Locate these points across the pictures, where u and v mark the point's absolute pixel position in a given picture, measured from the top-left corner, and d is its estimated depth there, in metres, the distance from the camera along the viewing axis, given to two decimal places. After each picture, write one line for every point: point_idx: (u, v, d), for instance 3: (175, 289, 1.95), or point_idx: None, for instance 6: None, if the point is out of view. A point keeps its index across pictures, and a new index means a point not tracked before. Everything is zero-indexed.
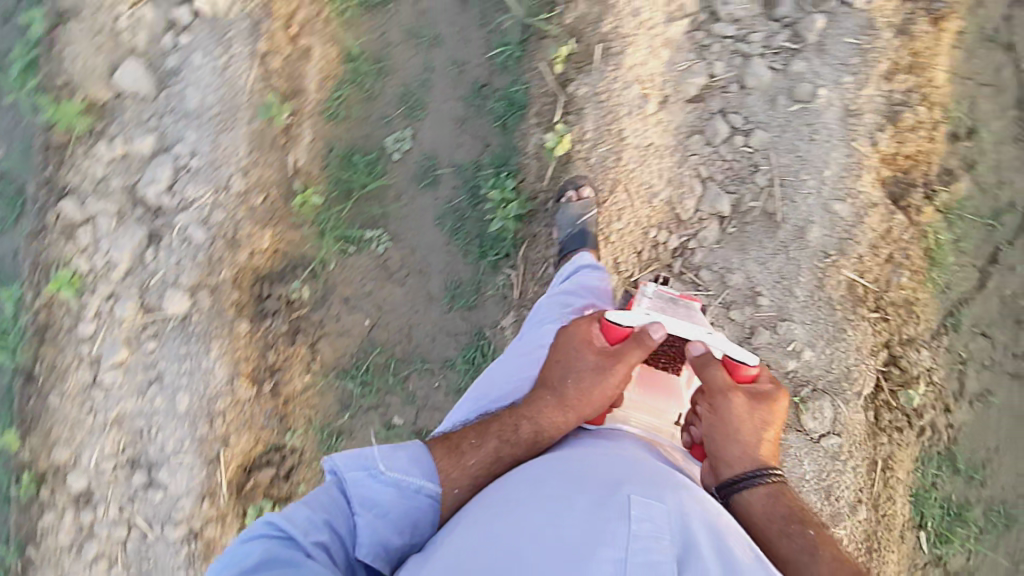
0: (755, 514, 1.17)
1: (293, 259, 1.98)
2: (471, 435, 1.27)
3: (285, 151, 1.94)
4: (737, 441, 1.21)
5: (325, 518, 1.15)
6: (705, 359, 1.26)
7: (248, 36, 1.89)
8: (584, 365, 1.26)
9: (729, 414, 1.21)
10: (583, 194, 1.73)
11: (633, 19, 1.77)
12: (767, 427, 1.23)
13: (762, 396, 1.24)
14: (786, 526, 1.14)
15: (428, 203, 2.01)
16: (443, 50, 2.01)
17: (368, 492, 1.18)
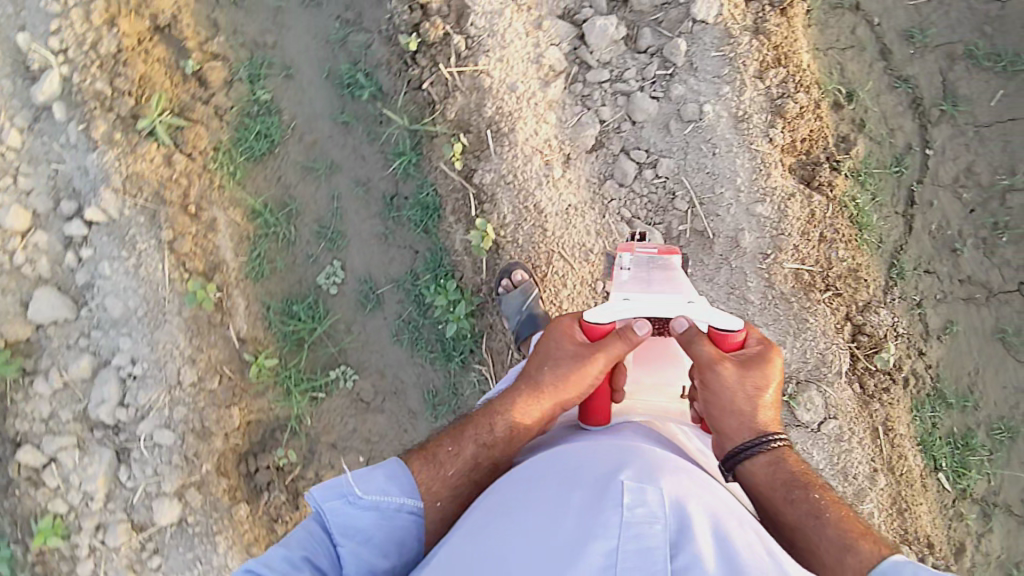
0: (760, 479, 1.25)
1: (269, 425, 1.94)
2: (449, 442, 1.35)
3: (224, 327, 1.89)
4: (733, 414, 1.26)
5: (304, 555, 1.22)
6: (692, 334, 1.25)
7: (148, 229, 1.87)
8: (562, 357, 1.33)
9: (722, 386, 1.24)
10: (517, 279, 1.76)
11: (511, 95, 1.81)
12: (764, 394, 1.26)
13: (753, 363, 1.26)
14: (791, 492, 1.23)
15: (381, 324, 2.01)
16: (343, 175, 2.02)
17: (347, 519, 1.23)
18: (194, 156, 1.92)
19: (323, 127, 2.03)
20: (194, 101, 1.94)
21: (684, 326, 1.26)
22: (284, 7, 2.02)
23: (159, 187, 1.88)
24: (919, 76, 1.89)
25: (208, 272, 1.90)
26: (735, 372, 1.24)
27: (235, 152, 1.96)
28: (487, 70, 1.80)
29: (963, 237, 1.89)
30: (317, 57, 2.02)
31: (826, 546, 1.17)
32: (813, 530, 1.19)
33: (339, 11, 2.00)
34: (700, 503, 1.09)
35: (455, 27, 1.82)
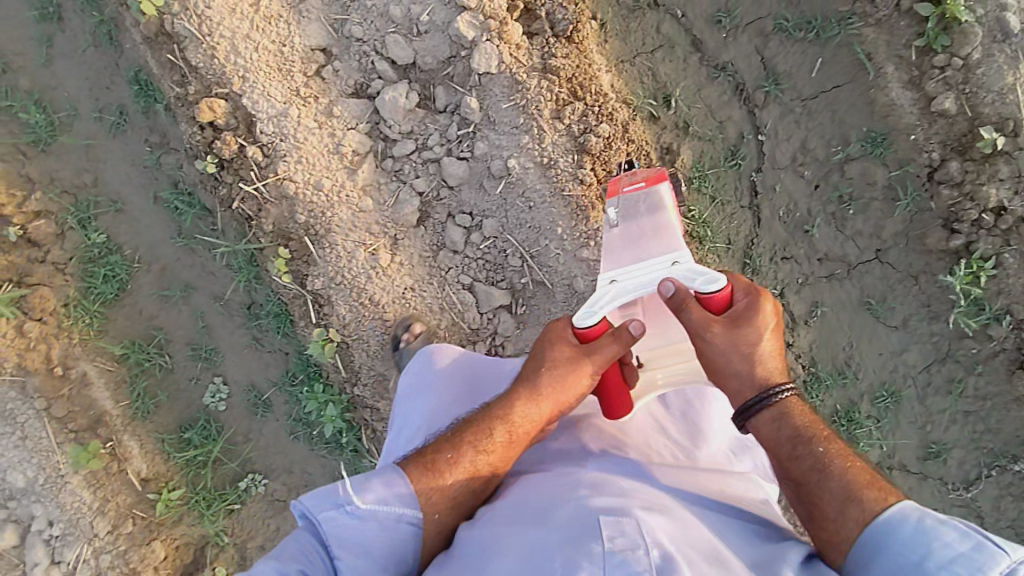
0: (765, 435, 1.19)
1: (195, 545, 2.05)
2: (447, 449, 1.22)
3: (121, 471, 1.99)
4: (734, 376, 1.19)
5: (301, 569, 1.07)
6: (681, 300, 1.18)
7: (26, 400, 1.95)
8: (558, 360, 1.24)
9: (720, 354, 1.19)
10: (415, 331, 1.76)
11: (320, 192, 1.78)
12: (760, 350, 1.19)
13: (745, 321, 1.19)
14: (796, 448, 1.16)
15: (276, 426, 2.06)
16: (199, 293, 2.04)
17: (344, 531, 1.09)
18: (45, 318, 1.96)
19: (168, 251, 2.02)
20: (31, 263, 1.96)
21: (672, 290, 1.19)
22: (93, 143, 1.99)
23: (19, 359, 1.93)
24: (737, 60, 1.76)
25: (94, 426, 1.98)
26: (728, 335, 1.18)
27: (87, 302, 2.00)
28: (287, 176, 1.77)
29: (813, 215, 1.79)
30: (141, 184, 1.99)
31: (829, 498, 1.11)
32: (816, 481, 1.13)
33: (144, 134, 1.96)
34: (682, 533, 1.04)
35: (248, 137, 1.77)
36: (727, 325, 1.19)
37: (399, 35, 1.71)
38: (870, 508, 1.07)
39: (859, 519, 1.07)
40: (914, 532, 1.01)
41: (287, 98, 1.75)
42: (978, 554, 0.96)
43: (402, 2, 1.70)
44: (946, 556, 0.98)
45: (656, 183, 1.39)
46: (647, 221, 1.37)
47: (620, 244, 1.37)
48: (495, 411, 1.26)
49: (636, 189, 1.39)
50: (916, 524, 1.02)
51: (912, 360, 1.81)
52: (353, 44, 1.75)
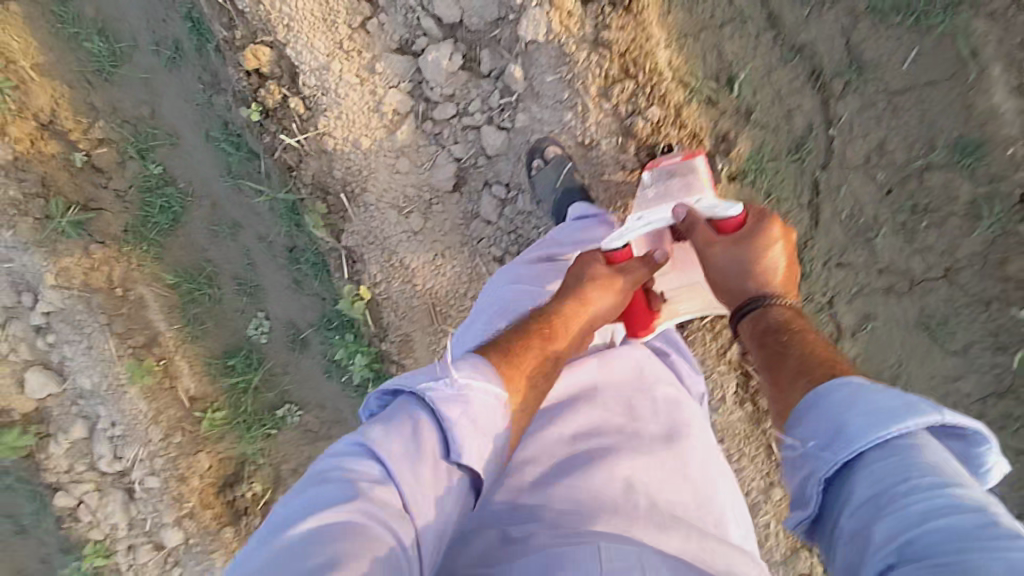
0: (745, 333, 1.14)
1: (237, 459, 2.24)
2: (516, 336, 1.11)
3: (172, 387, 2.17)
4: (727, 287, 1.17)
5: (408, 442, 0.86)
6: (685, 223, 1.21)
7: (90, 314, 2.10)
8: (597, 275, 1.23)
9: (717, 271, 1.17)
10: (550, 155, 1.61)
11: (358, 150, 1.76)
12: (763, 268, 1.15)
13: (750, 241, 1.15)
14: (767, 338, 1.08)
15: (311, 363, 2.18)
16: (247, 231, 2.11)
17: (447, 403, 0.90)
18: (108, 242, 2.09)
19: (218, 188, 2.09)
20: (96, 188, 2.08)
21: (683, 217, 1.22)
22: (151, 76, 2.04)
23: (85, 277, 2.07)
24: (818, 41, 1.58)
25: (149, 344, 2.15)
26: (731, 254, 1.15)
27: (144, 228, 2.11)
28: (328, 131, 1.75)
29: (879, 222, 1.63)
30: (194, 120, 2.04)
31: (786, 376, 0.98)
32: (778, 364, 1.01)
33: (197, 72, 1.98)
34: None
35: (291, 87, 1.76)
36: (730, 242, 1.16)
37: None
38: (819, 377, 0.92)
39: (804, 389, 0.92)
40: (846, 399, 0.83)
41: (330, 50, 1.71)
42: (909, 411, 0.77)
43: None
44: (872, 410, 0.79)
45: (691, 158, 1.40)
46: (680, 181, 1.34)
47: (650, 200, 1.34)
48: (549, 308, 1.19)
49: (671, 163, 1.41)
50: (849, 391, 0.83)
51: (966, 389, 1.65)
52: None
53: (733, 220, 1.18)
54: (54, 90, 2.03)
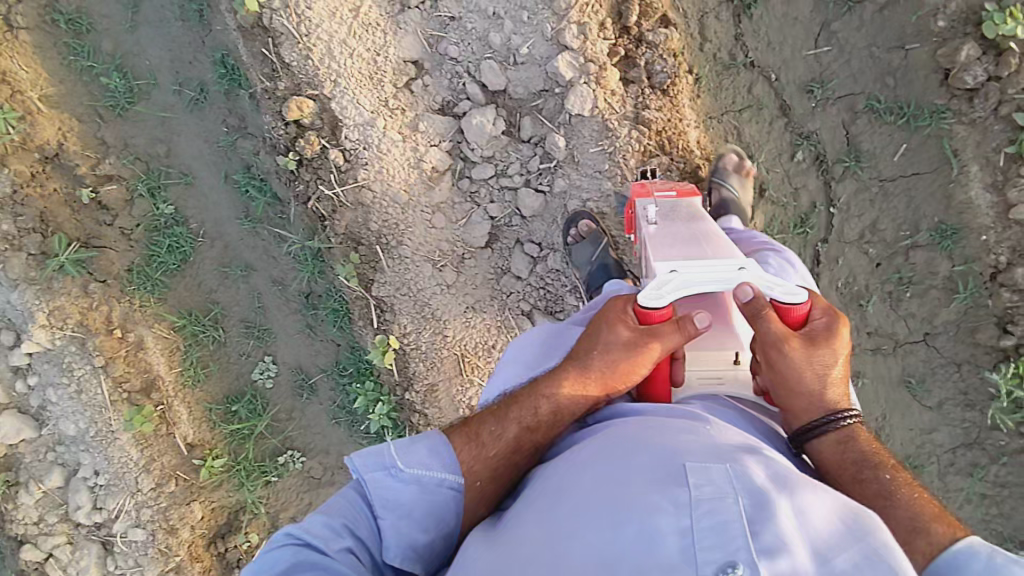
0: (823, 454, 1.06)
1: (231, 509, 2.17)
2: (491, 422, 1.12)
3: (168, 435, 2.07)
4: (805, 395, 1.07)
5: (345, 523, 1.03)
6: (758, 308, 1.07)
7: (82, 356, 2.00)
8: (615, 344, 1.10)
9: (792, 369, 1.06)
10: (584, 228, 1.71)
11: (396, 205, 1.80)
12: (834, 371, 1.09)
13: (825, 340, 1.08)
14: (861, 471, 1.03)
15: (318, 409, 2.17)
16: (259, 274, 2.09)
17: (389, 493, 1.06)
18: (109, 281, 2.01)
19: (232, 230, 2.07)
20: (100, 226, 2.00)
21: (750, 296, 1.07)
22: (168, 116, 2.01)
23: (80, 317, 1.98)
24: (823, 131, 1.77)
25: (147, 389, 2.05)
26: (806, 351, 1.07)
27: (150, 269, 2.05)
28: (366, 184, 1.79)
29: (869, 291, 1.83)
30: (213, 162, 2.02)
31: (893, 528, 0.97)
32: (881, 504, 1.00)
33: (222, 115, 1.98)
34: (783, 475, 0.87)
35: (331, 139, 1.78)
36: (805, 342, 1.08)
37: (494, 62, 1.71)
38: (938, 539, 0.93)
39: (924, 551, 0.93)
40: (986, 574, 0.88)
41: (374, 107, 1.76)
42: None
43: (503, 30, 1.69)
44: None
45: (686, 196, 1.52)
46: (687, 225, 1.41)
47: (666, 240, 1.32)
48: (540, 386, 1.13)
49: (667, 197, 1.51)
50: (986, 564, 0.88)
51: (940, 440, 1.87)
52: (446, 62, 1.76)
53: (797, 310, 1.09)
54: (62, 123, 1.95)
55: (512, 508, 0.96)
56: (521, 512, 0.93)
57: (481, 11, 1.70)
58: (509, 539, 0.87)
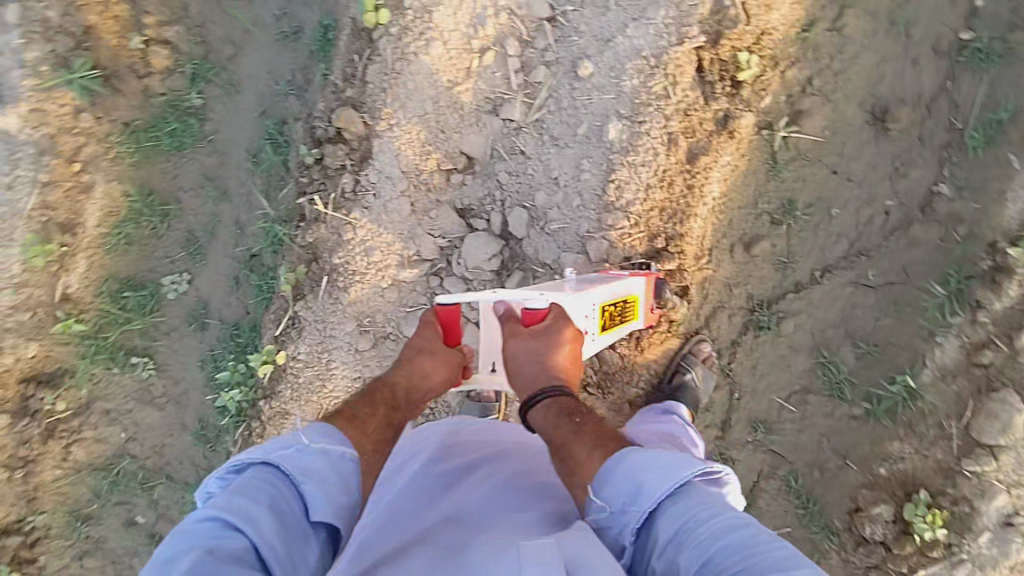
0: (539, 422, 1.26)
1: (62, 366, 2.17)
2: (364, 406, 1.27)
3: (55, 277, 2.04)
4: (522, 373, 1.32)
5: (270, 502, 0.96)
6: (507, 314, 1.37)
7: (33, 163, 1.92)
8: (435, 347, 1.40)
9: (515, 355, 1.31)
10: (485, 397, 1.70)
11: (364, 258, 1.80)
12: (550, 361, 1.29)
13: (544, 337, 1.29)
14: (558, 425, 1.21)
15: (194, 344, 2.17)
16: (230, 207, 2.10)
17: (305, 464, 1.04)
18: (101, 120, 2.00)
19: (234, 155, 2.07)
20: (129, 73, 1.99)
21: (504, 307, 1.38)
22: (253, 32, 2.03)
23: (55, 133, 1.94)
24: (740, 464, 1.73)
25: (65, 227, 2.02)
26: (528, 340, 1.30)
27: (143, 135, 2.04)
28: (353, 224, 1.79)
29: None
30: (262, 95, 2.02)
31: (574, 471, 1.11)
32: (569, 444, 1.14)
33: (295, 65, 1.98)
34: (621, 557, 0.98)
35: (355, 165, 1.79)
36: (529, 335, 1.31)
37: (524, 213, 1.72)
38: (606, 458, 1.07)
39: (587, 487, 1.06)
40: (636, 458, 1.01)
41: (407, 169, 1.75)
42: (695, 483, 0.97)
43: (551, 196, 1.69)
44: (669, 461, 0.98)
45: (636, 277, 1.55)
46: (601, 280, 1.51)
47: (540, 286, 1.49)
48: (393, 374, 1.39)
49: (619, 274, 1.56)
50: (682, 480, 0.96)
51: None
52: (492, 180, 1.75)
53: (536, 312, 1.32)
54: None
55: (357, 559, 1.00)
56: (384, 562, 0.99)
57: (547, 167, 1.69)
58: None
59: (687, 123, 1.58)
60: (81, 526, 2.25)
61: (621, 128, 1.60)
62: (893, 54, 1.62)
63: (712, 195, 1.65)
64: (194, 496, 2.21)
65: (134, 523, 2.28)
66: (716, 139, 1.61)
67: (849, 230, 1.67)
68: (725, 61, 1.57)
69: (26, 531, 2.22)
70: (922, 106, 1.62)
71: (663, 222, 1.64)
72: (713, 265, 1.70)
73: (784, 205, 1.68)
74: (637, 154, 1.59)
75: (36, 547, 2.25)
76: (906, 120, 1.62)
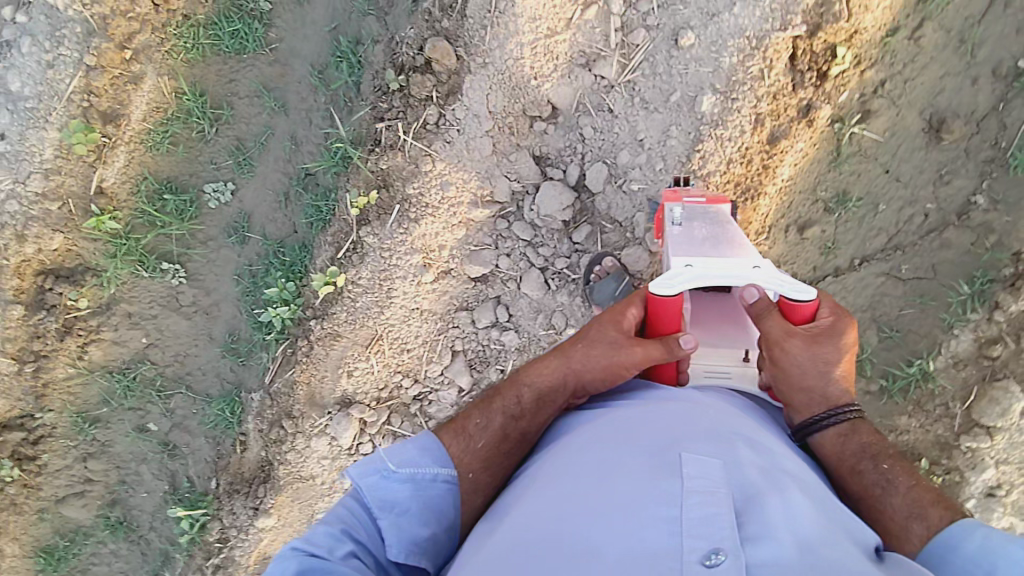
0: (832, 451, 1.22)
1: (85, 262, 2.09)
2: (477, 415, 1.27)
3: (91, 167, 1.98)
4: (806, 390, 1.23)
5: (344, 529, 1.09)
6: (763, 308, 1.27)
7: (80, 43, 1.89)
8: (600, 340, 1.26)
9: (795, 365, 1.23)
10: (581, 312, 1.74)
11: (439, 192, 1.82)
12: (837, 367, 1.24)
13: (825, 340, 1.23)
14: (860, 462, 1.19)
15: (231, 257, 2.13)
16: (285, 121, 2.03)
17: (387, 494, 1.15)
18: (161, 10, 1.92)
19: (297, 68, 2.00)
20: None
21: (754, 298, 1.28)
22: None
23: (106, 15, 1.88)
24: None
25: (107, 117, 1.96)
26: (804, 347, 1.22)
27: (202, 31, 1.95)
28: (433, 156, 1.81)
29: None
30: (336, 9, 1.96)
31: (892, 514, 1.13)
32: (877, 494, 1.16)
33: None
34: (771, 474, 1.02)
35: (441, 98, 1.79)
36: (805, 338, 1.23)
37: (605, 169, 1.79)
38: (936, 526, 1.09)
39: (920, 535, 1.09)
40: (978, 550, 1.01)
41: (495, 110, 1.77)
42: None
43: (634, 157, 1.77)
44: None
45: (716, 204, 1.52)
46: (718, 229, 1.44)
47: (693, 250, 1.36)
48: (522, 372, 1.31)
49: (697, 204, 1.51)
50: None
51: None
52: (574, 132, 1.80)
53: (807, 308, 1.24)
54: None
55: (514, 495, 1.10)
56: (537, 488, 1.06)
57: (634, 129, 1.77)
58: (532, 507, 1.01)
59: (775, 106, 1.70)
60: (88, 428, 2.21)
61: (715, 101, 1.70)
62: (957, 70, 1.77)
63: (782, 177, 1.77)
64: (215, 409, 2.19)
65: (145, 430, 2.25)
66: (796, 125, 1.73)
67: (890, 226, 1.84)
68: (817, 55, 1.69)
69: (30, 427, 2.18)
70: (973, 122, 1.78)
71: (736, 195, 1.76)
72: (769, 241, 1.83)
73: (839, 195, 1.82)
74: (726, 129, 1.70)
75: (39, 443, 2.21)
76: (959, 132, 1.78)
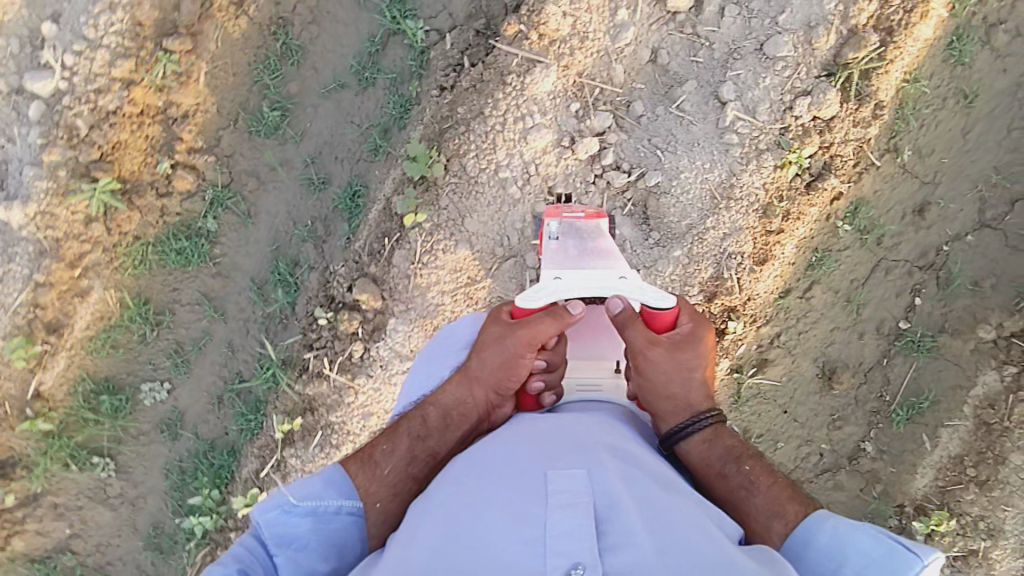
0: (696, 455, 1.29)
1: (14, 455, 2.12)
2: (383, 441, 1.32)
3: (31, 372, 2.05)
4: (670, 396, 1.32)
5: (242, 568, 1.09)
6: (626, 318, 1.34)
7: (31, 260, 1.99)
8: (485, 341, 1.36)
9: (657, 370, 1.32)
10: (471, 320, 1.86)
11: (360, 420, 1.93)
12: (696, 371, 1.34)
13: (682, 347, 1.34)
14: (724, 466, 1.27)
15: (161, 451, 2.18)
16: (224, 328, 2.13)
17: (285, 529, 1.16)
18: (113, 232, 2.02)
19: (239, 281, 2.11)
20: (149, 189, 2.02)
21: (619, 308, 1.34)
22: (279, 170, 2.06)
23: (60, 238, 1.98)
24: None
25: (51, 327, 2.04)
26: (664, 353, 1.33)
27: (150, 249, 2.06)
28: (355, 390, 1.92)
29: None
30: (278, 231, 2.08)
31: (756, 513, 1.20)
32: (742, 496, 1.23)
33: (317, 213, 2.05)
34: (636, 482, 1.09)
35: (366, 334, 1.91)
36: (665, 345, 1.33)
37: None
38: (792, 520, 1.17)
39: (781, 531, 1.16)
40: (829, 542, 1.10)
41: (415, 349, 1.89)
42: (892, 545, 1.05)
43: None
44: (874, 563, 1.04)
45: (594, 218, 1.60)
46: (588, 243, 1.52)
47: (562, 260, 1.43)
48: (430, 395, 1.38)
49: (574, 219, 1.60)
50: (878, 544, 1.05)
51: None
52: None
53: (663, 316, 1.35)
54: (202, 102, 2.01)
55: (402, 527, 1.12)
56: (420, 516, 1.09)
57: None
58: (411, 536, 1.05)
59: None
60: None
61: None
62: (845, 325, 1.91)
63: None
64: None
65: None
66: None
67: (789, 461, 1.94)
68: (715, 316, 1.83)
69: None
70: (861, 372, 1.91)
71: None
72: None
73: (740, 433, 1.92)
74: None
75: None
76: (848, 383, 1.91)
